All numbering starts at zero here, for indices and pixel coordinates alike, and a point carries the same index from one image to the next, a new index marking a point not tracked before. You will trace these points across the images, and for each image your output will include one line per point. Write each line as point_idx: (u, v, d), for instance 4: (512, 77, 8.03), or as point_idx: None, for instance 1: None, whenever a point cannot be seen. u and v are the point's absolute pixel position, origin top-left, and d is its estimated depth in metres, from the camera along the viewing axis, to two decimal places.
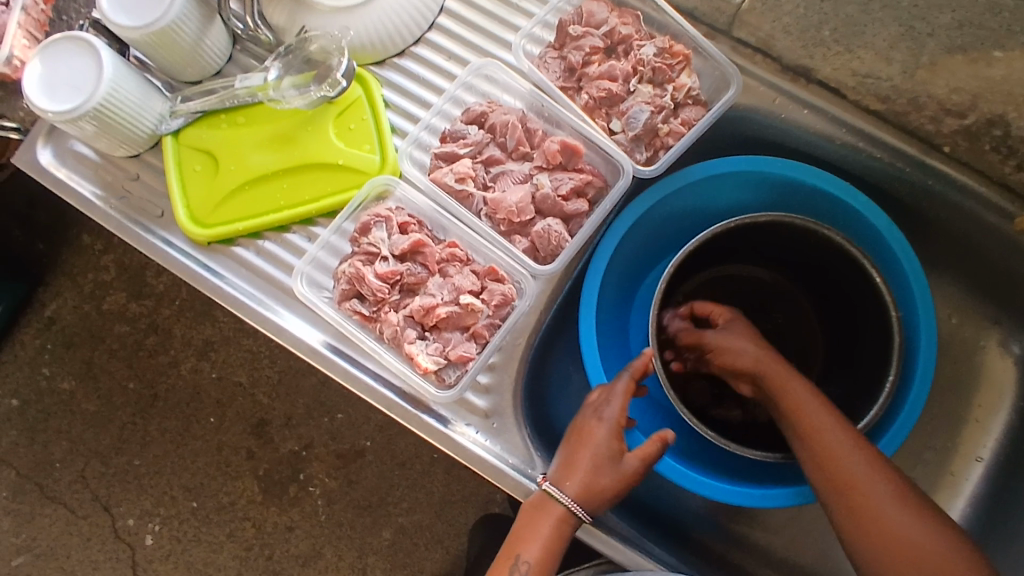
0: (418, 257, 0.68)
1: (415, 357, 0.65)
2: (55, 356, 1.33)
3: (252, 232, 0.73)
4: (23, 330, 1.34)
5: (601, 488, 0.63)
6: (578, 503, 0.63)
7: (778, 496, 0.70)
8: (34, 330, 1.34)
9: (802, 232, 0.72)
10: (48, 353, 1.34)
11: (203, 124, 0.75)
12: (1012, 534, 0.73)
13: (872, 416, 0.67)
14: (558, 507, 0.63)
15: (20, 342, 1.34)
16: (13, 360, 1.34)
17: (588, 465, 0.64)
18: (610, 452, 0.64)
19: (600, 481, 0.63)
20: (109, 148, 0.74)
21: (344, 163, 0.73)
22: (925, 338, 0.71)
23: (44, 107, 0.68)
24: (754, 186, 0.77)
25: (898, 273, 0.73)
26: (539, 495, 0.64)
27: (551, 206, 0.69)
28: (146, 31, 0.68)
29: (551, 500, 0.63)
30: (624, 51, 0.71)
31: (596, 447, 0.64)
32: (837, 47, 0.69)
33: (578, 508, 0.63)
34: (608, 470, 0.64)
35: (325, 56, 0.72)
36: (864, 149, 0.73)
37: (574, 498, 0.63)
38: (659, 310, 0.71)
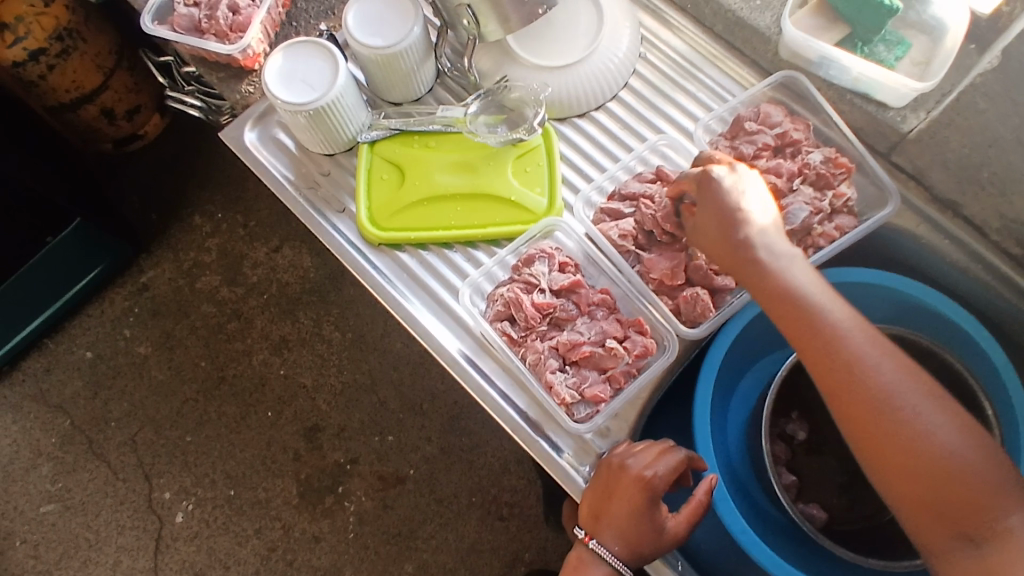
0: (572, 296, 0.74)
1: (554, 385, 0.70)
2: (138, 320, 1.42)
3: (420, 243, 0.80)
4: (116, 290, 1.43)
5: (645, 550, 0.66)
6: (625, 566, 0.66)
7: None
8: (126, 292, 1.43)
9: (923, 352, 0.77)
10: (132, 316, 1.42)
11: (397, 140, 0.84)
12: None
13: None
14: (605, 566, 0.67)
15: (110, 300, 1.43)
16: (99, 315, 1.42)
17: (627, 525, 0.65)
18: (650, 522, 0.65)
19: (643, 544, 0.66)
20: (310, 141, 0.82)
21: (515, 199, 0.80)
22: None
23: (277, 94, 0.77)
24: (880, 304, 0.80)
25: (1009, 423, 0.71)
26: (587, 551, 0.68)
27: (702, 276, 0.73)
28: (381, 52, 0.77)
29: (598, 559, 0.67)
30: (792, 152, 0.77)
31: (634, 512, 0.65)
32: (991, 189, 0.74)
33: (624, 569, 0.66)
34: (646, 531, 0.65)
35: (520, 104, 0.82)
36: (995, 289, 0.78)
37: (620, 559, 0.66)
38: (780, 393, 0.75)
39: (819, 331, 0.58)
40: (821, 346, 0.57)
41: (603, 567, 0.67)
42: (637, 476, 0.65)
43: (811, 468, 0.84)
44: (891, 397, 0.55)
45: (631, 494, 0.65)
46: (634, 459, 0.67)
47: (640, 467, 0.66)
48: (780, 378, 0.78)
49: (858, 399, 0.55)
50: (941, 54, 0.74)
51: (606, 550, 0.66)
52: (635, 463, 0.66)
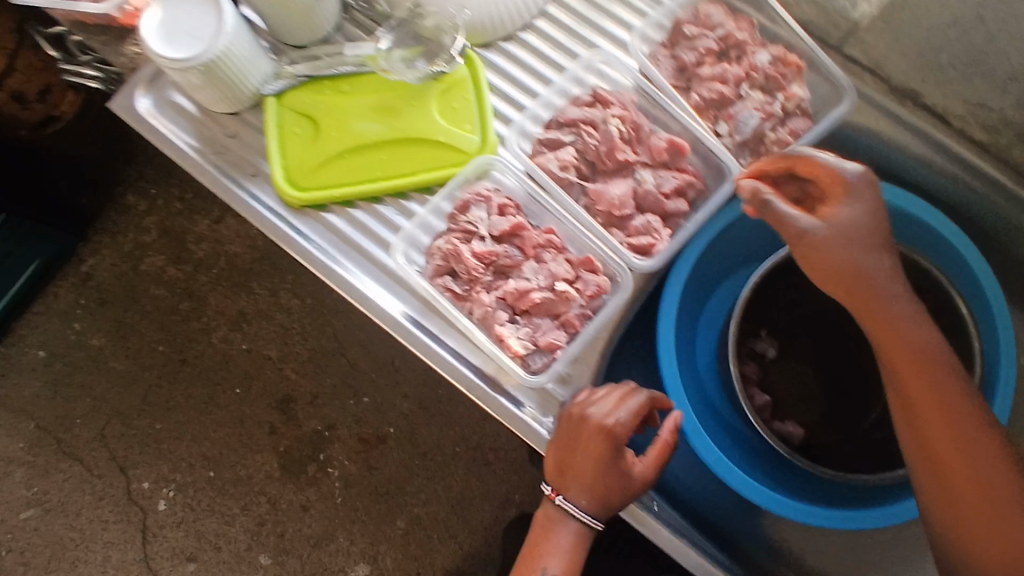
0: (515, 240, 0.68)
1: (505, 339, 0.65)
2: (87, 312, 1.33)
3: (346, 200, 0.73)
4: (58, 283, 1.34)
5: (614, 501, 0.64)
6: (593, 518, 0.65)
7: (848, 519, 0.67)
8: (69, 284, 1.34)
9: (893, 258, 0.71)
10: (80, 308, 1.34)
11: (307, 89, 0.75)
12: None
13: None
14: (573, 521, 0.65)
15: (54, 294, 1.34)
16: (45, 311, 1.34)
17: (592, 479, 0.63)
18: (615, 471, 0.63)
19: (611, 495, 0.63)
20: (209, 100, 0.74)
21: (444, 140, 0.73)
22: (1002, 387, 0.66)
23: (160, 51, 0.68)
24: None
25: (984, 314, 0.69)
26: (554, 508, 0.66)
27: (651, 203, 0.69)
28: None
29: (566, 516, 0.65)
30: (737, 56, 0.70)
31: (598, 465, 0.62)
32: (953, 73, 0.71)
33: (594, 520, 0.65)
34: (613, 483, 0.63)
35: (437, 33, 0.73)
36: (962, 179, 0.74)
37: (588, 513, 0.64)
38: (743, 315, 0.71)
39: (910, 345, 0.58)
40: (927, 387, 0.57)
41: (572, 523, 0.65)
42: (598, 426, 0.62)
43: (785, 386, 0.82)
44: (982, 445, 0.56)
45: (593, 446, 0.62)
46: (594, 408, 0.63)
47: (601, 416, 0.63)
48: (745, 301, 0.74)
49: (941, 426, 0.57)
50: None
51: (573, 506, 0.65)
52: (596, 413, 0.63)
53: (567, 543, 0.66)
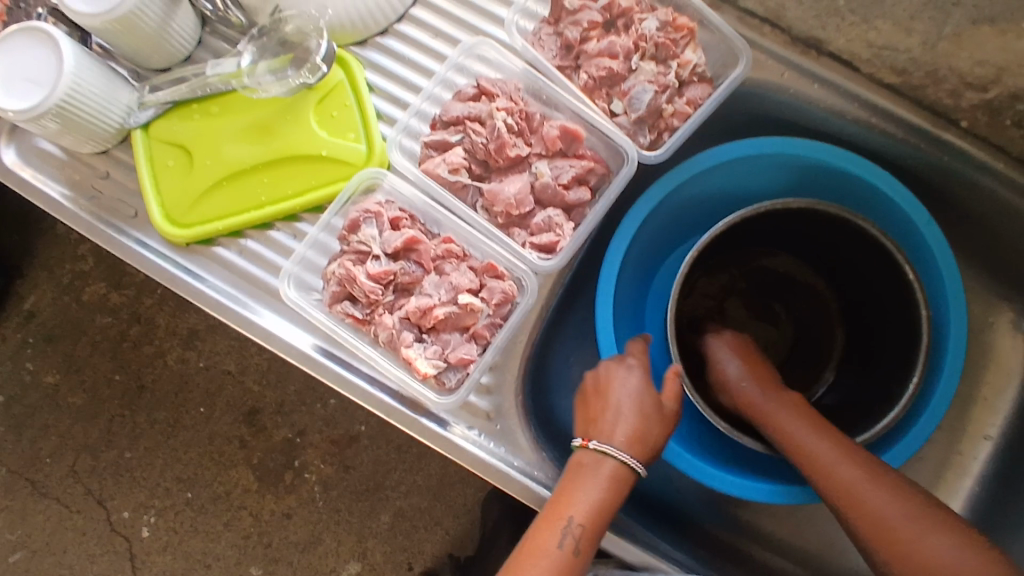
0: (412, 255, 0.64)
1: (413, 361, 0.61)
2: (38, 350, 1.29)
3: (232, 231, 0.69)
4: (3, 324, 1.29)
5: (652, 435, 0.59)
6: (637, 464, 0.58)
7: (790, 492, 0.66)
8: (15, 324, 1.30)
9: (828, 218, 0.64)
10: (29, 347, 1.29)
11: (174, 115, 0.70)
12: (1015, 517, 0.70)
13: (883, 425, 0.61)
14: (605, 471, 0.57)
15: (3, 336, 1.29)
16: None
17: (629, 410, 0.59)
18: (650, 400, 0.60)
19: (649, 428, 0.59)
20: (73, 145, 0.68)
21: (327, 154, 0.68)
22: (954, 336, 0.66)
23: (6, 106, 0.63)
24: (786, 166, 0.71)
25: (930, 266, 0.68)
26: (583, 460, 0.59)
27: (551, 196, 0.65)
28: (107, 18, 0.62)
29: (598, 463, 0.58)
30: (624, 25, 0.66)
31: (630, 394, 0.60)
32: (853, 18, 0.64)
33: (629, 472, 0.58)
34: (650, 413, 0.60)
35: (302, 37, 0.68)
36: (876, 125, 0.69)
37: (624, 452, 0.58)
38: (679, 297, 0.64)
39: (846, 486, 0.55)
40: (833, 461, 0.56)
41: (599, 473, 0.57)
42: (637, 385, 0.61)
43: None
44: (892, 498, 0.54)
45: (641, 408, 0.60)
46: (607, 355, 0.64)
47: (636, 377, 0.61)
48: (680, 287, 0.63)
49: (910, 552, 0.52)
50: None
51: (609, 446, 0.58)
52: (623, 376, 0.62)
53: (596, 499, 0.56)
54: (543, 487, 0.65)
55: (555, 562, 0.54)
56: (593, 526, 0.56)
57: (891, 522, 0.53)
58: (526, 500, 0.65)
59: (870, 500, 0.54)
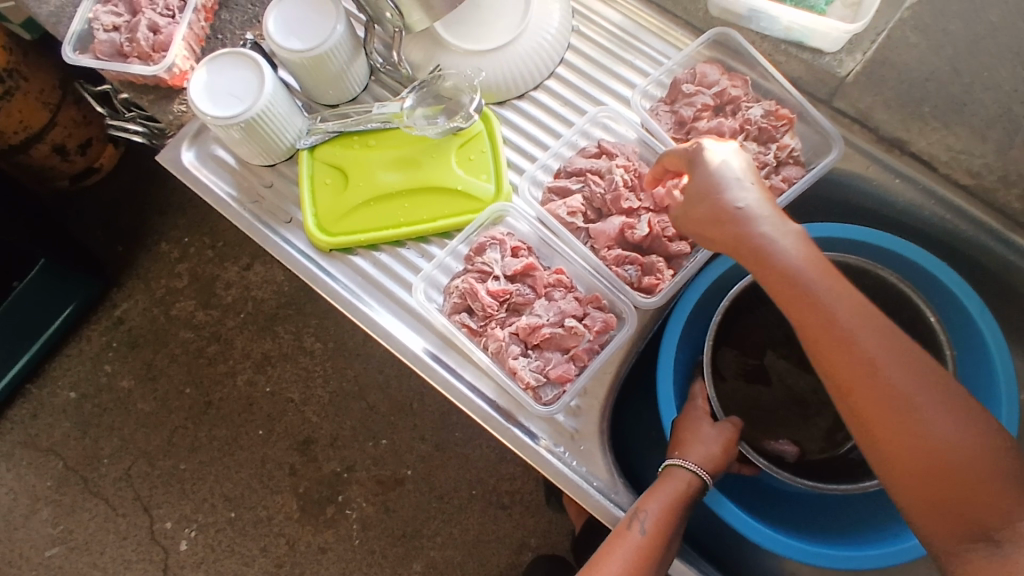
0: (527, 279, 0.73)
1: (518, 371, 0.69)
2: (118, 355, 1.39)
3: (371, 244, 0.79)
4: (91, 327, 1.40)
5: (711, 458, 0.67)
6: (705, 472, 0.66)
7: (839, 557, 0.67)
8: (102, 327, 1.40)
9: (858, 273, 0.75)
10: (111, 351, 1.39)
11: (337, 143, 0.82)
12: None
13: None
14: (678, 477, 0.66)
15: (87, 338, 1.40)
16: (77, 354, 1.40)
17: (690, 437, 0.68)
18: (710, 432, 0.68)
19: (710, 450, 0.67)
20: (248, 154, 0.81)
21: (461, 188, 0.79)
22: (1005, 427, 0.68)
23: (206, 110, 0.76)
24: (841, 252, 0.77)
25: (981, 361, 0.71)
26: (661, 471, 0.68)
27: (658, 245, 0.73)
28: (306, 55, 0.76)
29: (672, 469, 0.67)
30: (731, 110, 0.76)
31: (690, 421, 0.70)
32: (934, 123, 0.73)
33: (697, 480, 0.66)
34: (712, 441, 0.68)
35: (456, 92, 0.80)
36: (951, 222, 0.77)
37: (690, 463, 0.66)
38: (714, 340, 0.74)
39: (880, 389, 0.55)
40: (831, 341, 0.56)
41: (675, 479, 0.66)
42: (701, 415, 0.70)
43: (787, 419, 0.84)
44: (882, 379, 0.55)
45: (700, 433, 0.68)
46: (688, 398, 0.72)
47: (700, 409, 0.70)
48: (712, 338, 0.74)
49: (915, 457, 0.53)
50: None
51: (678, 458, 0.67)
52: (691, 408, 0.71)
53: (664, 503, 0.65)
54: (618, 507, 0.70)
55: (629, 544, 0.63)
56: (658, 521, 0.64)
57: (897, 409, 0.54)
58: (600, 516, 0.71)
59: (868, 378, 0.55)
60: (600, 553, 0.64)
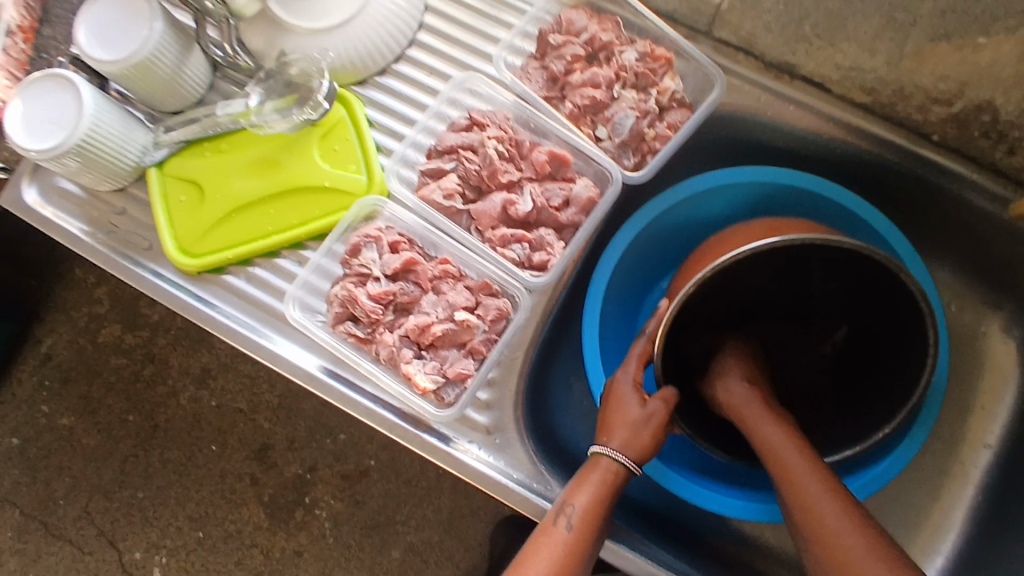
0: (411, 275, 0.68)
1: (412, 376, 0.64)
2: (52, 393, 1.31)
3: (241, 259, 0.72)
4: (21, 367, 1.32)
5: (640, 443, 0.62)
6: (631, 462, 0.62)
7: (738, 508, 0.69)
8: (31, 368, 1.32)
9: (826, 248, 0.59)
10: (46, 389, 1.31)
11: (188, 154, 0.75)
12: (1009, 521, 0.72)
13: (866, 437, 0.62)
14: (605, 465, 0.63)
15: (19, 379, 1.31)
16: (13, 399, 1.31)
17: (620, 420, 0.64)
18: (641, 415, 0.63)
19: (639, 436, 0.62)
20: (93, 183, 0.73)
21: (330, 184, 0.72)
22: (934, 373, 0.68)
23: (26, 145, 0.68)
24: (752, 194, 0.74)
25: None
26: (588, 459, 0.65)
27: (545, 217, 0.68)
28: (124, 64, 0.68)
29: (599, 458, 0.63)
30: (606, 57, 0.70)
31: (623, 405, 0.64)
32: (819, 42, 0.68)
33: (625, 470, 0.63)
34: (642, 424, 0.63)
35: (305, 78, 0.72)
36: (851, 142, 0.73)
37: (620, 453, 0.62)
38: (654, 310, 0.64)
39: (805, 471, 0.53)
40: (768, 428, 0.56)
41: (604, 467, 0.63)
42: (632, 390, 0.65)
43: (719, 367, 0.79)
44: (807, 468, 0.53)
45: (627, 414, 0.63)
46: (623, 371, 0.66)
47: (631, 381, 0.65)
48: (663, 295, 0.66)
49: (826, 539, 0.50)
50: None
51: (607, 447, 0.63)
52: (622, 379, 0.66)
53: (588, 496, 0.62)
54: (545, 499, 0.67)
55: (556, 543, 0.60)
56: (583, 515, 0.61)
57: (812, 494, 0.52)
58: (527, 511, 0.67)
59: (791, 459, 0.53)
60: (524, 552, 0.61)
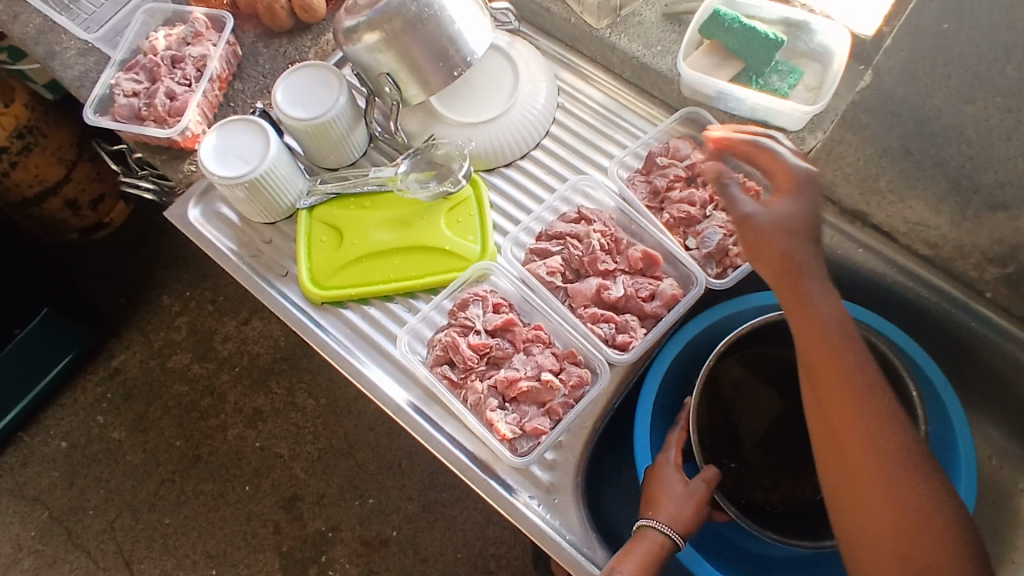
0: (507, 335, 0.77)
1: (495, 423, 0.72)
2: (111, 406, 1.40)
3: (361, 298, 0.83)
4: (88, 376, 1.43)
5: (684, 518, 0.68)
6: (676, 534, 0.67)
7: None
8: (98, 378, 1.42)
9: None
10: (105, 402, 1.41)
11: (335, 204, 0.88)
12: None
13: None
14: (653, 535, 0.67)
15: (83, 387, 1.42)
16: (71, 404, 1.41)
17: (662, 495, 0.69)
18: (681, 489, 0.69)
19: (682, 510, 0.68)
20: (251, 212, 0.86)
21: (449, 248, 0.83)
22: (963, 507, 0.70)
23: (213, 170, 0.81)
24: None
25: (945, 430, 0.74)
26: (633, 532, 0.69)
27: (631, 305, 0.78)
28: (310, 122, 0.82)
29: (646, 529, 0.67)
30: (703, 181, 0.82)
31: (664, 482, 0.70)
32: (891, 196, 0.77)
33: (669, 542, 0.67)
34: (680, 499, 0.68)
35: (447, 160, 0.86)
36: (912, 288, 0.81)
37: (665, 524, 0.67)
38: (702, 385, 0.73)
39: (849, 417, 0.58)
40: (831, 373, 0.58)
41: (650, 536, 0.67)
42: (673, 470, 0.70)
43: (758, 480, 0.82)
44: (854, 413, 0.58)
45: (671, 490, 0.69)
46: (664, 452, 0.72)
47: (672, 464, 0.71)
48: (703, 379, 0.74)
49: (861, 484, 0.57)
50: (830, 78, 0.78)
51: (652, 520, 0.68)
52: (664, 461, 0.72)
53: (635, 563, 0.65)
54: (594, 563, 0.71)
55: None
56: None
57: (856, 434, 0.58)
58: (575, 573, 0.71)
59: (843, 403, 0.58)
60: None
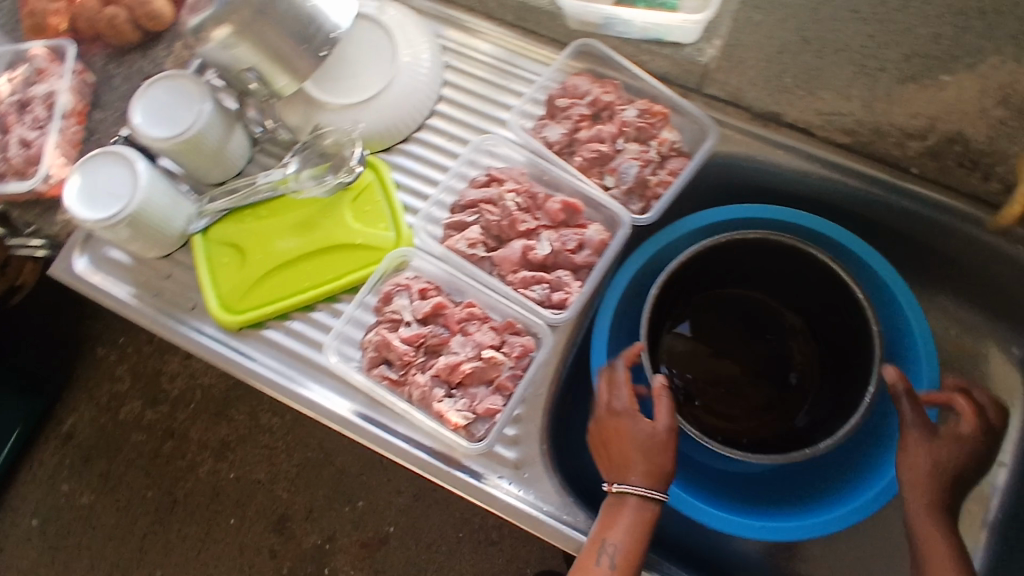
0: (440, 319, 0.73)
1: (445, 413, 0.68)
2: (73, 471, 1.32)
3: (280, 314, 0.77)
4: (41, 448, 1.34)
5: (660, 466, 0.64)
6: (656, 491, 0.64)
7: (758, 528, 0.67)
8: (53, 447, 1.34)
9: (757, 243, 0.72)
10: (67, 467, 1.33)
11: (229, 220, 0.81)
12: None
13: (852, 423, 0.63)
14: (632, 500, 0.64)
15: (41, 461, 1.33)
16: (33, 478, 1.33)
17: (633, 452, 0.65)
18: (644, 434, 0.65)
19: (655, 460, 0.64)
20: (141, 250, 0.78)
21: (361, 241, 0.78)
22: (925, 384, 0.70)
23: (84, 216, 0.73)
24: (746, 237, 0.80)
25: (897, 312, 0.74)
26: (612, 499, 0.66)
27: (562, 260, 0.74)
28: (175, 140, 0.74)
29: (624, 497, 0.65)
30: (608, 116, 0.78)
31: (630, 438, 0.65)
32: (800, 91, 0.74)
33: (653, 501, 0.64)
34: (652, 449, 0.65)
35: (338, 148, 0.79)
36: (836, 179, 0.79)
37: (642, 486, 0.64)
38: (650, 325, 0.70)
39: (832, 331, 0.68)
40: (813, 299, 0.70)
41: (632, 502, 0.64)
42: (632, 419, 0.66)
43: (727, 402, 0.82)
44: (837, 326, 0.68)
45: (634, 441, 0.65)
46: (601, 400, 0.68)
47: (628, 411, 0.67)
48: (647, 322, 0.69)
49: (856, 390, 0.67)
50: None
51: (628, 485, 0.64)
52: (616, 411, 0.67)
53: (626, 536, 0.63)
54: (576, 529, 0.69)
55: None
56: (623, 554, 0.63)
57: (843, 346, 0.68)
58: (562, 544, 0.69)
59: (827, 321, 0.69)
60: None
